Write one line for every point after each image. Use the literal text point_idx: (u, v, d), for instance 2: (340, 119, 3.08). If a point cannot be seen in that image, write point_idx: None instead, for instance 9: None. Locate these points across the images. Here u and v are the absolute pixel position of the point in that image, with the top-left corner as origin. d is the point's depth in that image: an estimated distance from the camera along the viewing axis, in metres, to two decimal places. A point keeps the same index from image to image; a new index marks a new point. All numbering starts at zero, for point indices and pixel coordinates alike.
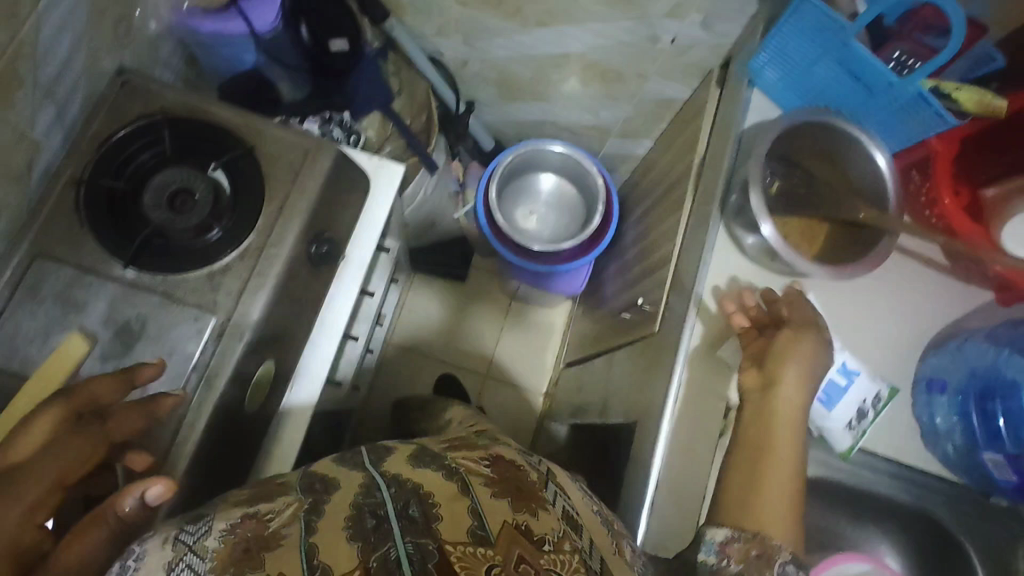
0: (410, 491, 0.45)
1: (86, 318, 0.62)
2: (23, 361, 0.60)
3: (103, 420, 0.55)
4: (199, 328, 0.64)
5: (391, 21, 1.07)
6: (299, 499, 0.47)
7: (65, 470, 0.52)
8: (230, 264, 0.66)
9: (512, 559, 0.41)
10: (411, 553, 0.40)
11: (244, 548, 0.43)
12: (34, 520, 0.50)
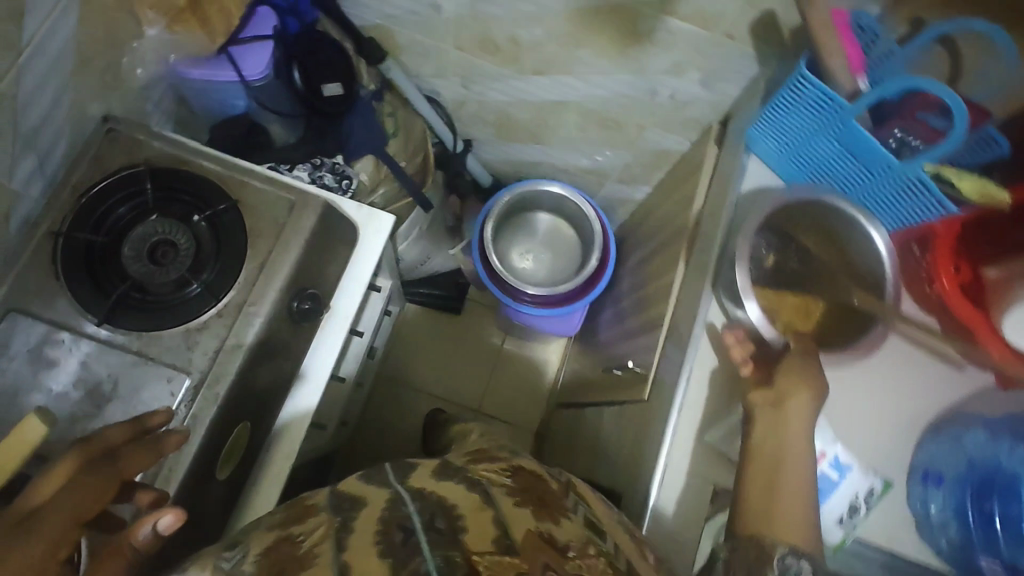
0: (435, 504, 0.48)
1: (61, 371, 0.70)
2: (3, 408, 0.68)
3: (115, 459, 0.59)
4: (171, 389, 0.72)
5: (388, 62, 1.08)
6: (327, 517, 0.50)
7: (84, 507, 0.54)
8: (207, 321, 0.75)
9: (538, 563, 0.43)
10: (440, 562, 0.42)
11: (281, 568, 0.45)
12: (56, 555, 0.50)
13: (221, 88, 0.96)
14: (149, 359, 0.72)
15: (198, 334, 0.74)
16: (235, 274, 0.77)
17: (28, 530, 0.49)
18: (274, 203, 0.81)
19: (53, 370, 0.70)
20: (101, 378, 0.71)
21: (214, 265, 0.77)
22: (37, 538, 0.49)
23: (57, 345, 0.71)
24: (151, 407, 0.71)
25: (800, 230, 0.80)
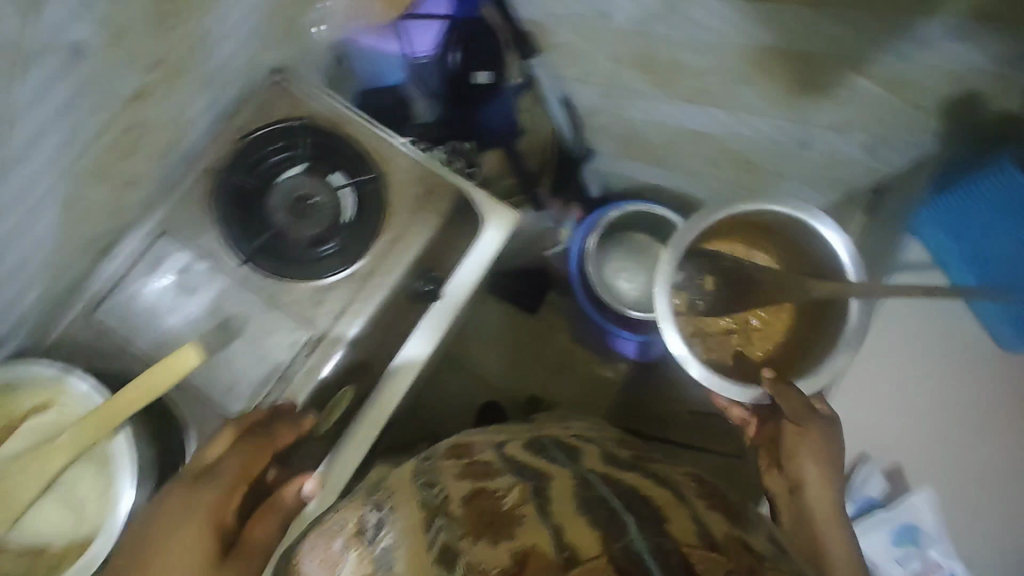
0: (629, 492, 0.50)
1: (194, 302, 0.69)
2: (131, 329, 0.68)
3: (271, 433, 0.61)
4: (293, 341, 0.69)
5: (535, 59, 1.02)
6: (517, 484, 0.53)
7: (250, 466, 0.57)
8: (336, 282, 0.71)
9: (744, 564, 0.43)
10: (653, 547, 0.41)
11: (487, 519, 0.49)
12: (229, 503, 0.54)
13: (385, 59, 0.96)
14: (277, 311, 0.70)
15: (326, 296, 0.71)
16: (366, 248, 0.72)
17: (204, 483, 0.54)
18: (412, 177, 0.74)
19: (194, 308, 0.69)
20: (230, 316, 0.69)
21: (354, 229, 0.73)
22: (211, 487, 0.54)
23: (200, 282, 0.70)
24: (271, 357, 0.69)
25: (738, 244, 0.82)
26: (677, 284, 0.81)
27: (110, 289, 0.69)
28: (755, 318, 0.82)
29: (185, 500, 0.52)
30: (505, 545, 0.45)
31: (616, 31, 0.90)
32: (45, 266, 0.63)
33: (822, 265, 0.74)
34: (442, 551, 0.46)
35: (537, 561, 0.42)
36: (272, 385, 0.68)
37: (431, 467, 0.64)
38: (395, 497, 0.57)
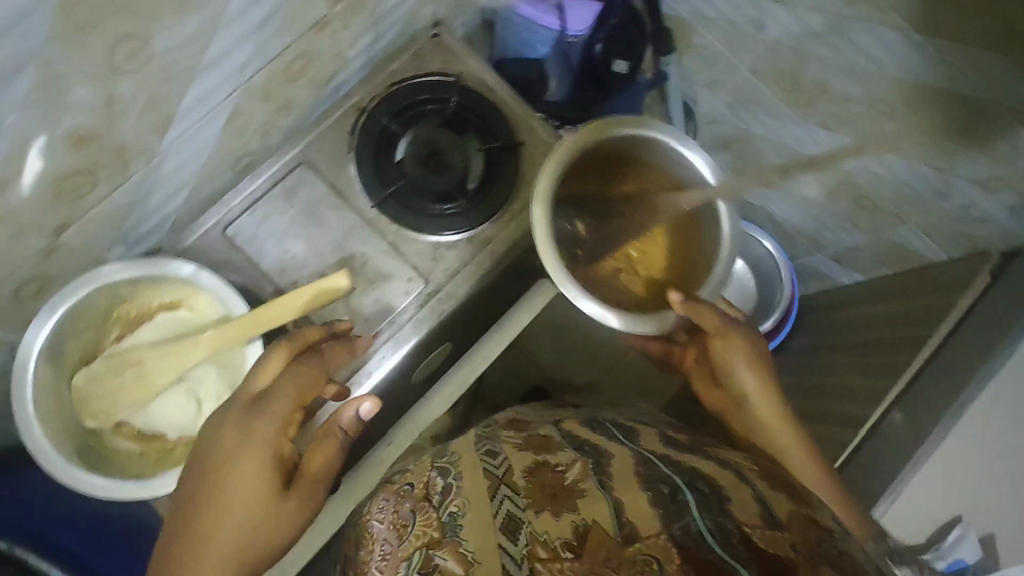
0: (691, 471, 0.44)
1: (320, 234, 0.71)
2: (256, 249, 0.70)
3: (320, 358, 0.59)
4: (407, 289, 0.71)
5: (670, 57, 1.01)
6: (578, 454, 0.48)
7: (303, 392, 0.56)
8: (455, 241, 0.72)
9: (811, 539, 0.37)
10: (713, 526, 0.37)
11: (550, 491, 0.43)
12: (288, 433, 0.54)
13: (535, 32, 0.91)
14: (397, 258, 0.71)
15: (445, 253, 0.72)
16: (495, 211, 0.73)
17: (259, 411, 0.53)
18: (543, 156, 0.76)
19: (319, 240, 0.71)
20: (351, 255, 0.71)
21: (482, 192, 0.73)
22: (268, 417, 0.53)
23: (328, 216, 0.71)
24: (385, 302, 0.70)
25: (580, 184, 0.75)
26: (541, 235, 0.73)
27: (244, 206, 0.71)
28: (634, 252, 0.77)
29: (244, 430, 0.52)
30: (568, 518, 0.40)
31: (767, 44, 0.89)
32: (197, 171, 0.65)
33: (663, 169, 0.73)
34: (505, 519, 0.43)
35: (599, 538, 0.38)
36: (379, 329, 0.69)
37: (491, 433, 0.57)
38: (462, 466, 0.51)
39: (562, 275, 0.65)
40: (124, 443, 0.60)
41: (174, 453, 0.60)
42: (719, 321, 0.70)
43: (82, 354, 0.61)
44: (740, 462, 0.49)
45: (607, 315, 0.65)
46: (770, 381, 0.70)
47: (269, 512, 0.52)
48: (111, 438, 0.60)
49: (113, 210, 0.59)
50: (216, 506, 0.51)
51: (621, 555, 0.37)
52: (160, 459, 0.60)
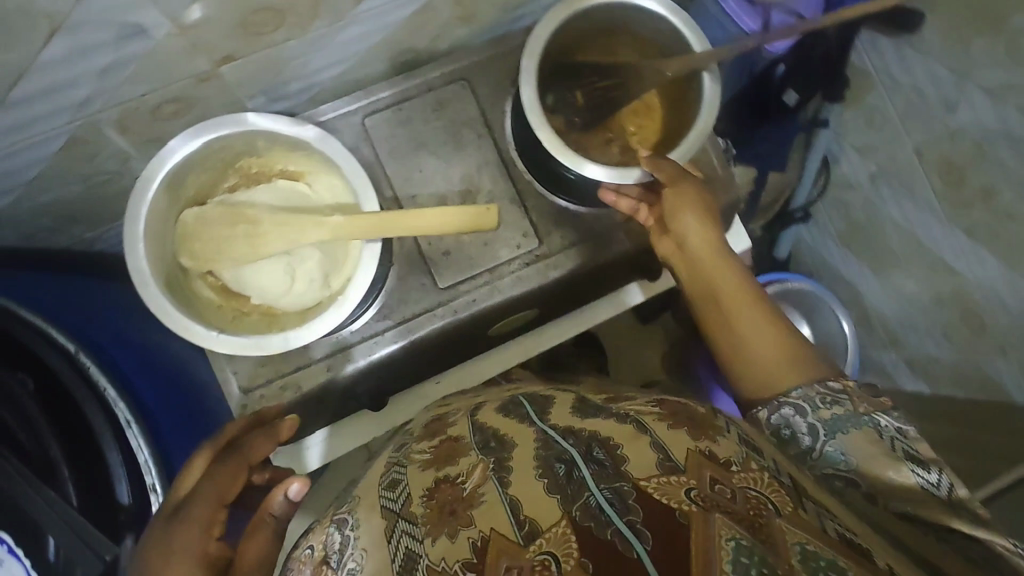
0: (589, 436, 0.40)
1: (453, 156, 0.67)
2: (387, 149, 0.66)
3: (240, 449, 0.52)
4: (519, 244, 0.67)
5: (839, 106, 0.95)
6: (481, 456, 0.41)
7: (223, 488, 0.47)
8: (580, 215, 0.69)
9: (707, 482, 0.36)
10: (611, 496, 0.34)
11: (448, 508, 0.37)
12: (213, 531, 0.44)
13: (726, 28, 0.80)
14: (520, 209, 0.68)
15: (568, 221, 0.68)
16: None
17: (177, 516, 0.44)
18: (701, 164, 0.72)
19: (450, 161, 0.67)
20: (476, 189, 0.67)
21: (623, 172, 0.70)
22: (189, 519, 0.44)
23: (468, 142, 0.67)
24: (492, 247, 0.67)
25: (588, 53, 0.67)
26: (553, 110, 0.66)
27: (393, 100, 0.67)
28: (630, 127, 0.69)
29: (163, 540, 0.43)
30: (464, 535, 0.35)
31: (949, 129, 0.82)
32: (363, 48, 0.61)
33: (663, 41, 0.64)
34: (403, 558, 0.36)
35: (499, 548, 0.33)
36: (476, 273, 0.66)
37: (402, 451, 0.48)
38: (360, 507, 0.43)
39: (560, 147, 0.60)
40: (206, 293, 0.58)
41: (248, 320, 0.59)
42: (676, 173, 0.59)
43: (196, 193, 0.58)
44: (641, 407, 0.44)
45: (579, 160, 0.60)
46: (713, 222, 0.58)
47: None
48: (196, 282, 0.58)
49: (275, 58, 0.55)
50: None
51: (521, 558, 0.32)
52: (235, 320, 0.58)
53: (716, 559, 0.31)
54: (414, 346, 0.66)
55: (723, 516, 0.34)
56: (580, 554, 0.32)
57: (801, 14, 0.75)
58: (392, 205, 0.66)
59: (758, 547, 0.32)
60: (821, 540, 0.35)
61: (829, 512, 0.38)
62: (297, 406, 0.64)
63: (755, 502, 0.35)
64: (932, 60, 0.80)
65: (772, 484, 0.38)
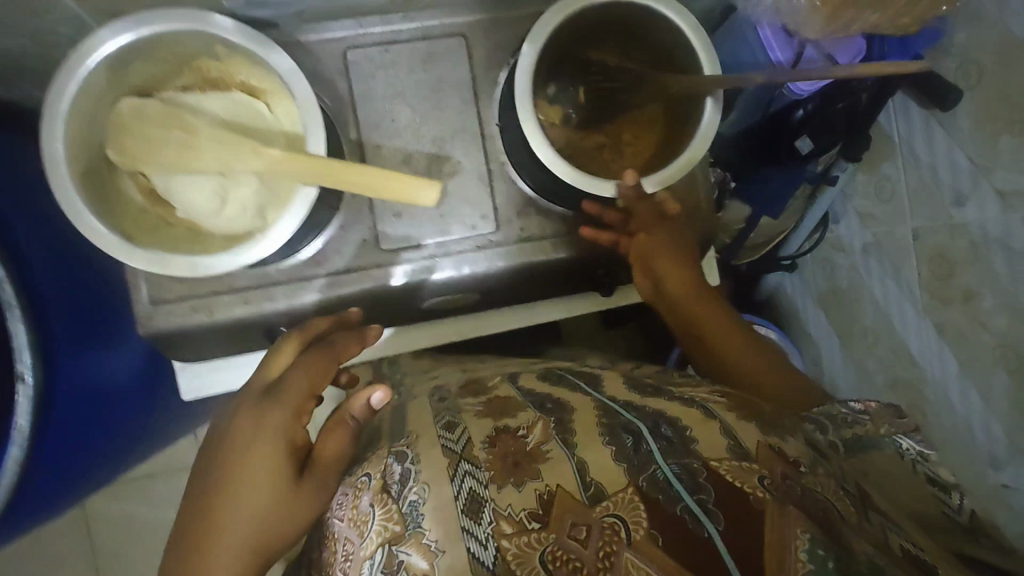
0: (656, 415, 0.47)
1: (431, 115, 0.63)
2: (362, 88, 0.62)
3: (331, 345, 0.59)
4: (474, 224, 0.64)
5: (852, 167, 0.91)
6: (539, 415, 0.46)
7: (314, 379, 0.56)
8: (546, 211, 0.65)
9: (778, 474, 0.43)
10: (680, 472, 0.41)
11: (510, 460, 0.42)
12: (301, 421, 0.55)
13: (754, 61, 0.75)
14: (485, 188, 0.64)
15: (531, 214, 0.65)
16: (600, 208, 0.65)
17: (272, 399, 0.54)
18: (685, 191, 0.68)
19: (426, 120, 0.63)
20: (445, 156, 0.63)
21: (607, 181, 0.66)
22: (280, 404, 0.54)
23: (450, 104, 0.63)
24: (446, 220, 0.64)
25: (597, 49, 0.61)
26: (550, 100, 0.62)
27: (380, 39, 0.62)
28: (626, 135, 0.62)
29: (258, 416, 0.53)
30: (531, 486, 0.40)
31: (952, 223, 0.78)
32: None
33: (674, 57, 0.58)
34: (468, 500, 0.41)
35: (565, 504, 0.39)
36: (424, 243, 0.63)
37: (449, 402, 0.53)
38: (420, 444, 0.47)
39: (542, 145, 0.55)
40: (131, 193, 0.54)
41: (170, 233, 0.55)
42: (649, 213, 0.63)
43: (141, 82, 0.54)
44: (708, 398, 0.53)
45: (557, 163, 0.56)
46: (686, 262, 0.66)
47: (283, 498, 0.51)
48: (121, 179, 0.54)
49: None
50: (229, 492, 0.50)
51: (588, 516, 0.39)
52: (154, 230, 0.54)
53: (790, 546, 0.38)
54: (341, 300, 0.64)
55: (796, 509, 0.40)
56: (650, 527, 0.38)
57: (835, 56, 0.71)
58: (354, 149, 0.62)
59: (828, 544, 0.38)
60: (879, 548, 0.42)
61: (891, 528, 0.46)
62: (207, 328, 0.62)
63: (823, 504, 0.43)
64: (957, 145, 0.76)
65: (834, 491, 0.46)
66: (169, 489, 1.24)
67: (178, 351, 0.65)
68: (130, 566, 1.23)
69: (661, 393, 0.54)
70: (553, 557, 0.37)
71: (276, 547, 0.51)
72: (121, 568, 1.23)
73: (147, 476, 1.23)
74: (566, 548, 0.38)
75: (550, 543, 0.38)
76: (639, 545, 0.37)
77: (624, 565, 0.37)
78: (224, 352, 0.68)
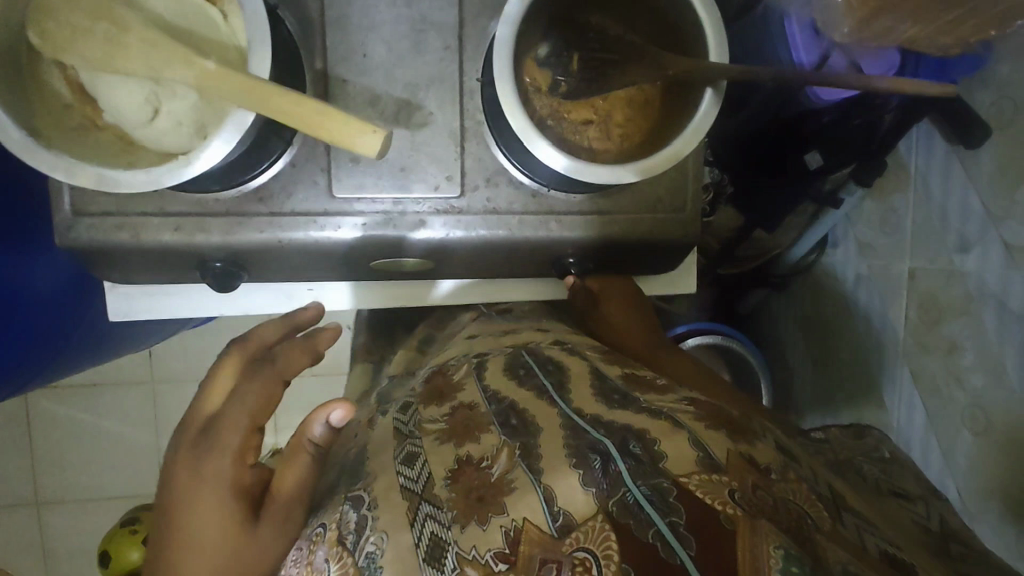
0: (623, 428, 0.42)
1: (408, 58, 0.57)
2: (335, 15, 0.56)
3: (272, 362, 0.56)
4: (438, 186, 0.59)
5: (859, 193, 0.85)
6: (503, 438, 0.43)
7: (254, 410, 0.52)
8: (517, 184, 0.60)
9: (749, 486, 0.39)
10: (649, 493, 0.37)
11: (476, 495, 0.40)
12: (246, 462, 0.51)
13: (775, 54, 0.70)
14: (455, 147, 0.58)
15: (500, 184, 0.60)
16: (579, 193, 0.60)
17: (209, 442, 0.50)
18: (672, 190, 0.63)
19: (402, 62, 0.57)
20: (418, 106, 0.57)
21: None
22: (218, 449, 0.50)
23: (431, 49, 0.57)
24: (409, 176, 0.58)
25: (600, 15, 0.56)
26: (539, 63, 0.56)
27: None
28: (616, 115, 0.57)
29: (196, 465, 0.49)
30: (496, 523, 0.38)
31: (950, 270, 0.73)
32: None
33: (682, 37, 0.54)
34: (429, 545, 0.39)
35: (532, 538, 0.37)
36: (380, 198, 0.58)
37: (412, 419, 0.50)
38: (377, 486, 0.45)
39: (509, 97, 0.50)
40: (58, 86, 0.49)
41: (97, 138, 0.50)
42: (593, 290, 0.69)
43: None
44: (675, 406, 0.46)
45: (533, 134, 0.50)
46: (636, 316, 0.69)
47: (241, 546, 0.48)
48: (46, 68, 0.48)
49: None
50: (178, 553, 0.47)
51: (558, 551, 0.36)
52: (78, 131, 0.49)
53: (765, 565, 0.34)
54: (282, 244, 0.58)
55: (768, 523, 0.37)
56: (623, 561, 0.35)
57: (864, 67, 0.64)
58: (317, 81, 0.56)
59: (803, 558, 0.36)
60: (860, 557, 0.39)
61: (862, 525, 0.44)
62: (132, 250, 0.57)
63: (795, 512, 0.39)
64: (973, 186, 0.70)
65: (807, 498, 0.42)
66: (113, 403, 1.21)
67: (102, 270, 0.60)
68: (66, 475, 1.21)
69: (625, 398, 0.47)
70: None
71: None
72: (55, 475, 1.21)
73: (92, 389, 1.20)
74: None
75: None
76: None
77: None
78: (156, 279, 0.63)
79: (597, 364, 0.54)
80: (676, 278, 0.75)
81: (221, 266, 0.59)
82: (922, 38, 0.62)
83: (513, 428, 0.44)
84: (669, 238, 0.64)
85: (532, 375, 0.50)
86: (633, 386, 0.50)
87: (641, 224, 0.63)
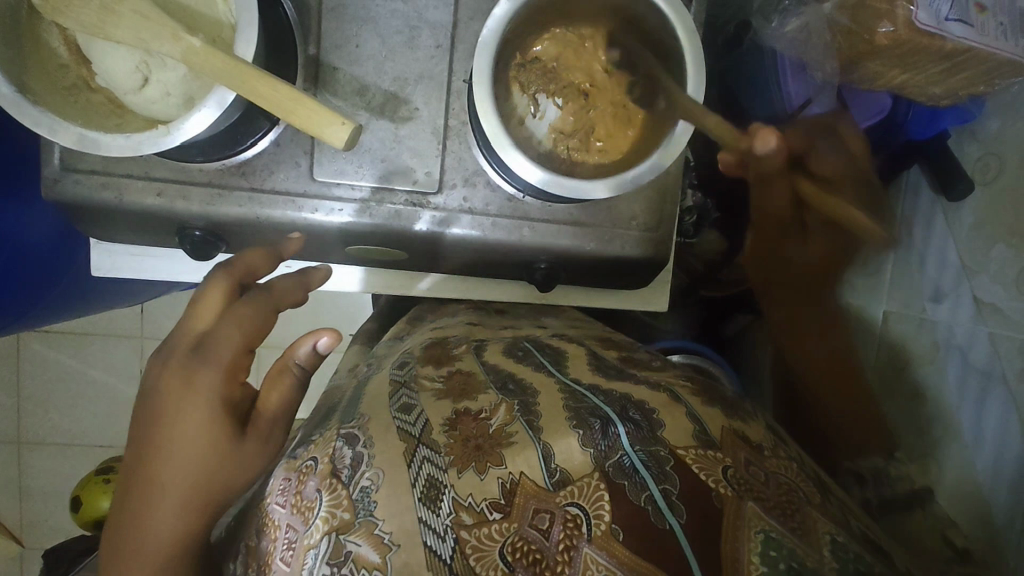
0: (622, 397, 0.43)
1: (400, 53, 0.58)
2: (332, 6, 0.57)
3: (268, 289, 0.52)
4: (418, 179, 0.60)
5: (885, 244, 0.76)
6: (500, 396, 0.44)
7: (248, 334, 0.48)
8: (496, 188, 0.61)
9: (741, 463, 0.40)
10: (647, 459, 0.38)
11: (473, 443, 0.40)
12: (238, 380, 0.48)
13: (766, 84, 0.70)
14: (438, 144, 0.60)
15: (477, 185, 0.61)
16: (555, 203, 0.61)
17: (201, 360, 0.46)
18: (649, 209, 0.64)
19: (394, 56, 0.58)
20: (407, 99, 0.59)
21: None
22: (210, 367, 0.46)
23: (423, 46, 0.58)
24: (392, 165, 0.59)
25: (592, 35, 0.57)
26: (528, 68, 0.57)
27: None
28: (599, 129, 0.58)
29: (185, 382, 0.46)
30: (494, 474, 0.38)
31: (921, 317, 0.75)
32: None
33: (667, 63, 0.55)
34: (425, 485, 0.38)
35: (528, 492, 0.37)
36: (360, 187, 0.59)
37: (408, 372, 0.50)
38: (371, 426, 0.43)
39: (485, 102, 0.51)
40: (54, 46, 0.51)
41: (88, 99, 0.52)
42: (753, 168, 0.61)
43: None
44: (673, 382, 0.49)
45: (507, 146, 0.52)
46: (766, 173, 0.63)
47: (227, 461, 0.46)
48: (45, 28, 0.50)
49: None
50: (159, 460, 0.45)
51: (550, 503, 0.36)
52: (71, 90, 0.51)
53: (744, 549, 0.36)
54: (257, 222, 0.60)
55: (754, 505, 0.38)
56: (613, 521, 0.35)
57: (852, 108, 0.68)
58: (308, 66, 0.57)
59: (784, 538, 0.36)
60: (845, 530, 0.40)
61: (846, 509, 0.45)
62: (114, 209, 0.58)
63: (785, 488, 0.40)
64: (952, 238, 0.72)
65: (796, 474, 0.43)
66: (99, 355, 1.23)
67: (86, 227, 0.62)
68: (49, 418, 1.24)
69: (621, 373, 0.49)
70: (514, 549, 0.35)
71: (223, 501, 0.48)
72: (37, 417, 1.24)
73: (82, 338, 1.22)
74: (528, 538, 0.35)
75: (511, 533, 0.35)
76: (599, 542, 0.35)
77: (583, 562, 0.34)
78: (140, 240, 0.65)
79: (595, 349, 0.55)
80: (652, 295, 0.75)
81: (200, 235, 0.60)
82: (913, 86, 0.64)
83: (510, 390, 0.44)
84: (640, 259, 0.66)
85: (530, 355, 0.51)
86: (630, 365, 0.53)
87: (613, 240, 0.64)
